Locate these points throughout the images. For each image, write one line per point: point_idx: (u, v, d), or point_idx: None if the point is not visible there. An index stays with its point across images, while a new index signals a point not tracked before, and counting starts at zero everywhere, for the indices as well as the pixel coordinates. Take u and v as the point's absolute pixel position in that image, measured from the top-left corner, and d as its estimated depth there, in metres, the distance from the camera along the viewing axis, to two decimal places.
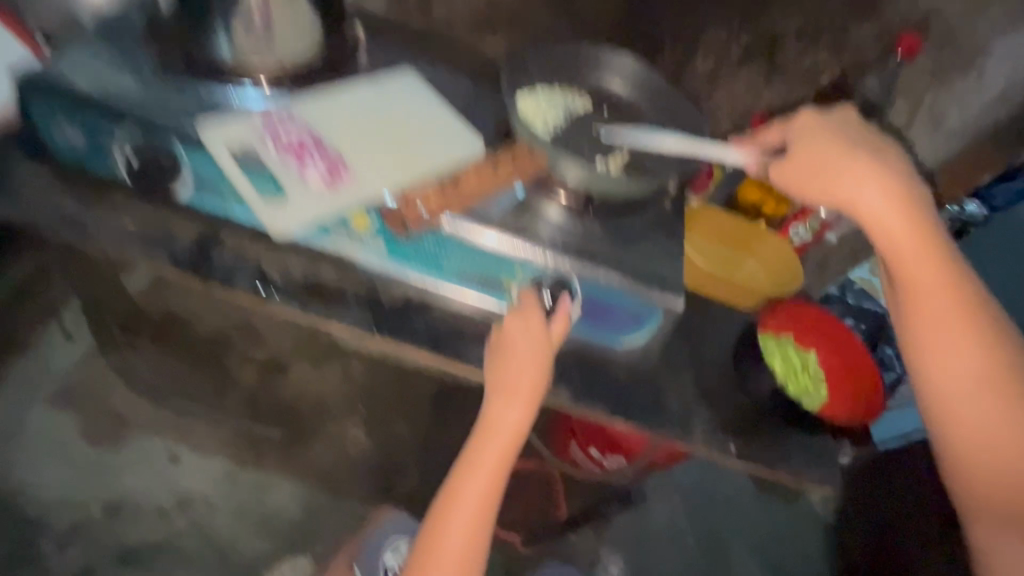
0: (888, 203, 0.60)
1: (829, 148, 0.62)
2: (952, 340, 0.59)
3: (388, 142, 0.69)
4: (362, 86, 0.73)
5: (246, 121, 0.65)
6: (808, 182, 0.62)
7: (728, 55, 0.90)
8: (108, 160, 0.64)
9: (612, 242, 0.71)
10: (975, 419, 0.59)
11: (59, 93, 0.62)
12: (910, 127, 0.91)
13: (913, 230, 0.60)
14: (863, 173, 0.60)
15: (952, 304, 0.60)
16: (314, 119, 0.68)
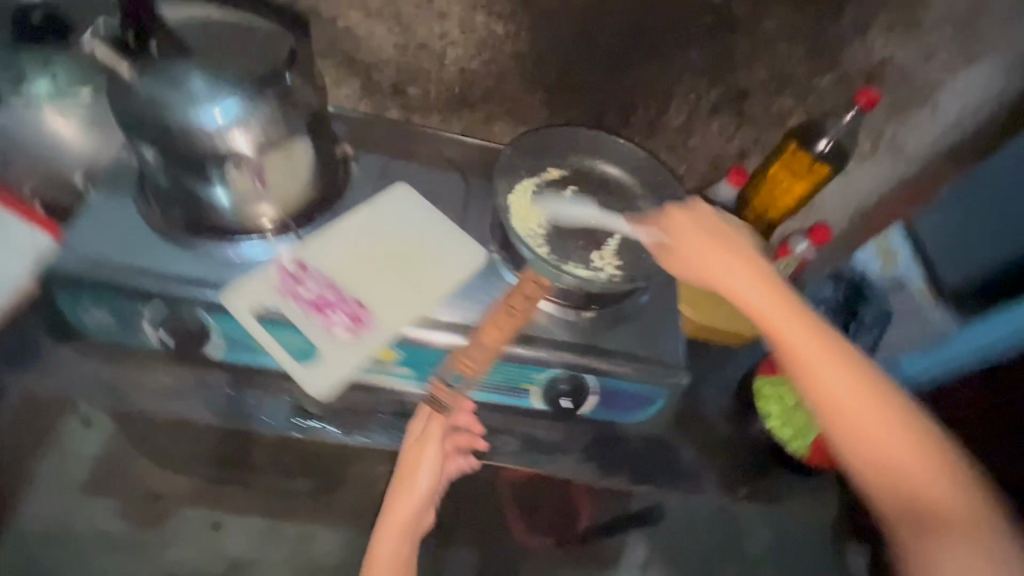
0: (747, 267, 0.64)
1: (697, 236, 0.68)
2: (825, 372, 0.59)
3: (398, 271, 0.72)
4: (362, 214, 0.75)
5: (263, 281, 0.67)
6: (689, 261, 0.67)
7: (699, 109, 0.93)
8: (137, 332, 0.67)
9: (617, 330, 0.76)
10: (876, 446, 0.57)
11: (79, 279, 0.64)
12: (873, 156, 0.95)
13: (761, 281, 0.64)
14: (735, 250, 0.66)
15: (812, 338, 0.60)
16: (325, 264, 0.70)
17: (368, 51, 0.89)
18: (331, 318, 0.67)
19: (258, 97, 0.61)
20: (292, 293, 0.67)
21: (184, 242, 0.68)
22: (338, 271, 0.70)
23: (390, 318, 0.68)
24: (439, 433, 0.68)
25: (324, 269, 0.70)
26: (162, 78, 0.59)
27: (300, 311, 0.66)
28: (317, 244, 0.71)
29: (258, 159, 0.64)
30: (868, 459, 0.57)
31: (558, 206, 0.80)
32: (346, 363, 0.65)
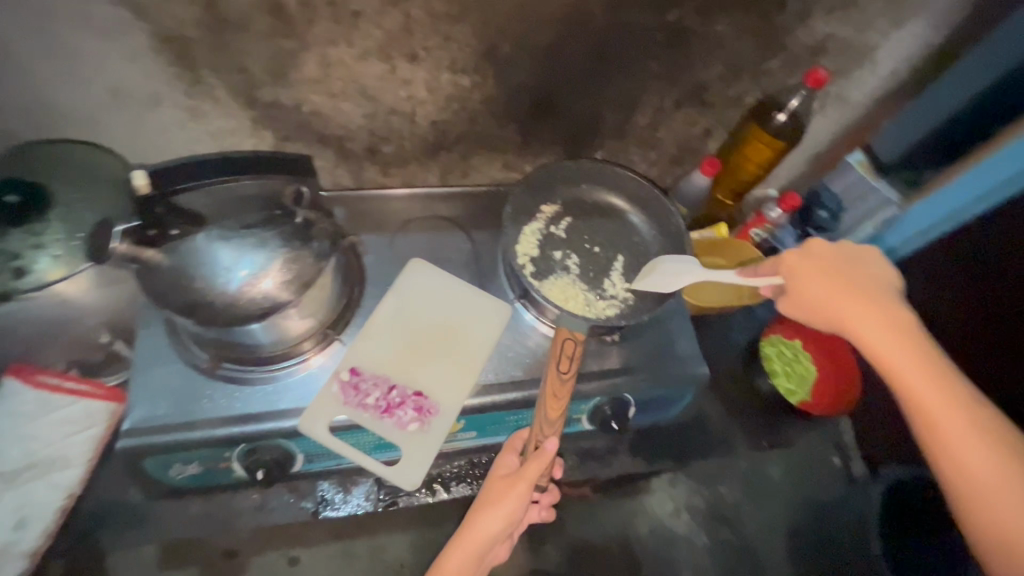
0: (884, 318, 0.64)
1: (824, 282, 0.68)
2: (941, 408, 0.60)
3: (441, 350, 0.78)
4: (390, 304, 0.80)
5: (328, 397, 0.72)
6: (801, 299, 0.68)
7: (663, 108, 0.97)
8: (224, 470, 0.72)
9: (640, 346, 0.84)
10: (1002, 496, 0.57)
11: (157, 448, 0.67)
12: (823, 112, 1.03)
13: (899, 331, 0.64)
14: (877, 299, 0.66)
15: (934, 381, 0.61)
16: (377, 364, 0.75)
17: (337, 126, 0.88)
18: (399, 414, 0.73)
19: (280, 243, 0.64)
20: (358, 402, 0.73)
21: (240, 380, 0.72)
22: (390, 368, 0.75)
23: (450, 397, 0.74)
24: (528, 480, 0.69)
25: (377, 370, 0.75)
26: (188, 255, 0.61)
27: (371, 417, 0.72)
28: (363, 348, 0.76)
29: (290, 299, 0.63)
30: (989, 502, 0.57)
31: (673, 271, 0.80)
32: (425, 451, 0.72)
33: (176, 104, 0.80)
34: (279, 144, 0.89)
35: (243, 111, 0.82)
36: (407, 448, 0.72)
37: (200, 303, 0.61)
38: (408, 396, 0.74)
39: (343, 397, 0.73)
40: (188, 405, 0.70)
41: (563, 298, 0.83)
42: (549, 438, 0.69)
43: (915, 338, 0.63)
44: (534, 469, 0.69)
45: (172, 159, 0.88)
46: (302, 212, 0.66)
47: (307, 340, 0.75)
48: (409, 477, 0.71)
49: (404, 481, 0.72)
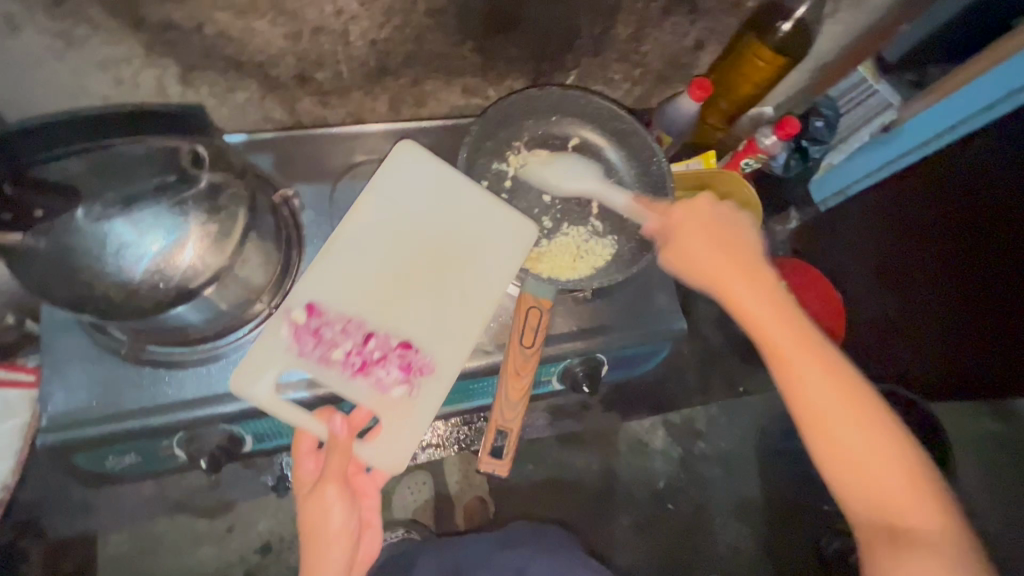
0: (755, 286, 0.59)
1: (705, 243, 0.61)
2: (806, 368, 0.55)
3: (428, 290, 0.69)
4: (365, 223, 0.69)
5: (280, 346, 0.65)
6: (679, 255, 0.62)
7: (649, 17, 0.81)
8: (166, 454, 0.70)
9: (615, 304, 0.77)
10: (862, 456, 0.54)
11: (86, 442, 0.63)
12: (835, 16, 0.87)
13: (758, 288, 0.59)
14: (745, 261, 0.60)
15: (800, 343, 0.56)
16: (346, 305, 0.67)
17: (253, 50, 0.71)
18: (378, 371, 0.67)
19: (188, 209, 0.55)
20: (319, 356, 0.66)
21: (169, 365, 0.65)
22: (368, 314, 0.67)
23: (441, 352, 0.67)
24: (503, 401, 0.67)
25: (349, 313, 0.67)
26: (72, 238, 0.51)
27: (338, 372, 0.66)
28: (330, 291, 0.67)
29: (217, 267, 0.56)
30: (849, 464, 0.54)
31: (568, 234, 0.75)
32: (406, 423, 0.67)
33: (41, 28, 0.63)
34: (186, 74, 0.73)
35: (131, 35, 0.66)
36: (381, 415, 0.66)
37: (93, 293, 0.52)
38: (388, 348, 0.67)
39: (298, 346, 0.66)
40: (114, 393, 0.64)
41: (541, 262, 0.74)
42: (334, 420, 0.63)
43: (766, 284, 0.59)
44: (338, 461, 0.64)
45: (59, 95, 0.73)
46: (207, 173, 0.55)
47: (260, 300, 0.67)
48: (395, 454, 0.66)
49: (382, 462, 0.67)
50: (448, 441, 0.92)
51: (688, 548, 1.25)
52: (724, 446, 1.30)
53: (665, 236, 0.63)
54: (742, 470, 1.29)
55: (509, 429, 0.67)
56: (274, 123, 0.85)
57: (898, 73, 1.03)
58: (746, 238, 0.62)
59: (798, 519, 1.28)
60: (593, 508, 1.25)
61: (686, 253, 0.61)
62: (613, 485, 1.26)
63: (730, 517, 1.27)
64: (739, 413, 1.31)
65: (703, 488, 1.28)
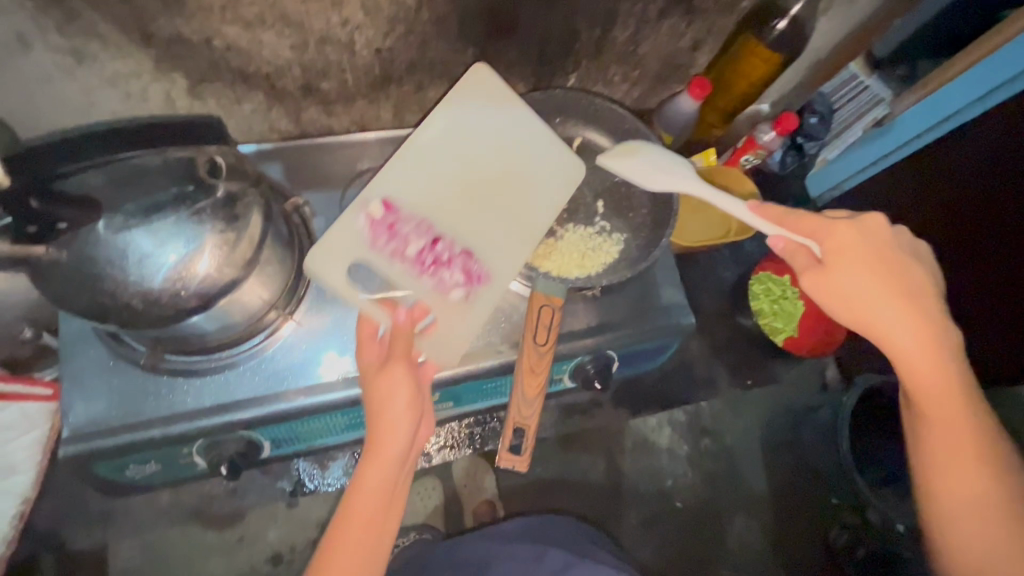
0: (923, 330, 0.56)
1: (868, 279, 0.57)
2: (952, 420, 0.56)
3: (491, 204, 0.71)
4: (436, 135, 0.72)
5: (357, 235, 0.66)
6: (832, 289, 0.58)
7: (646, 19, 0.82)
8: (185, 462, 0.70)
9: (623, 301, 0.78)
10: (985, 511, 0.56)
11: (107, 452, 0.64)
12: (827, 13, 0.89)
13: (929, 333, 0.56)
14: (923, 308, 0.57)
15: (949, 391, 0.56)
16: (417, 207, 0.69)
17: (260, 61, 0.73)
18: (442, 272, 0.68)
19: (204, 219, 0.55)
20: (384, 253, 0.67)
21: (186, 373, 0.66)
22: (436, 217, 0.69)
23: (499, 263, 0.69)
24: (517, 401, 0.67)
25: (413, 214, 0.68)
26: (93, 248, 0.52)
27: (403, 267, 0.67)
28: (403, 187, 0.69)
29: (234, 277, 0.57)
30: (971, 513, 0.56)
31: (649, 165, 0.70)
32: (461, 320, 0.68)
33: (52, 45, 0.64)
34: (194, 87, 0.74)
35: (140, 50, 0.68)
36: (438, 313, 0.66)
37: (114, 301, 0.54)
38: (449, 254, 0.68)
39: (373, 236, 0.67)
40: (133, 403, 0.65)
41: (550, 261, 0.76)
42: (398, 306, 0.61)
43: (938, 328, 0.56)
44: (403, 341, 0.61)
45: (69, 111, 0.74)
46: (222, 183, 0.56)
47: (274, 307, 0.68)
48: (449, 351, 0.66)
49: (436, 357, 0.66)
50: (460, 443, 0.93)
51: (699, 544, 1.26)
52: (731, 442, 1.31)
53: (818, 252, 0.59)
54: (749, 464, 1.30)
55: (527, 427, 0.68)
56: (279, 132, 0.86)
57: (891, 67, 1.05)
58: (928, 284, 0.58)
59: (807, 511, 1.29)
60: (603, 507, 1.25)
61: (841, 280, 0.57)
62: (623, 484, 1.27)
63: (740, 513, 1.28)
64: (745, 408, 1.32)
65: (711, 484, 1.29)
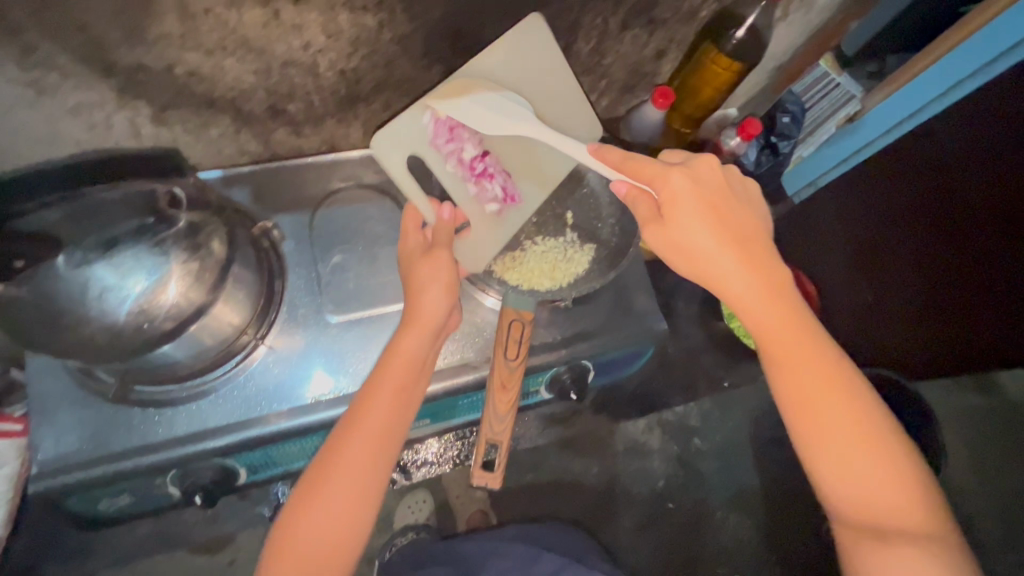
0: (752, 268, 0.57)
1: (703, 223, 0.57)
2: (796, 356, 0.57)
3: None
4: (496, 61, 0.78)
5: (419, 128, 0.70)
6: (675, 247, 0.58)
7: (608, 31, 0.84)
8: (160, 492, 0.70)
9: (596, 310, 0.79)
10: (840, 446, 0.55)
11: (78, 486, 0.63)
12: (786, 19, 0.91)
13: (759, 271, 0.58)
14: (751, 248, 0.58)
15: (785, 325, 0.57)
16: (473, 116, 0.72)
17: (224, 86, 0.73)
18: (485, 184, 0.72)
19: (167, 249, 0.55)
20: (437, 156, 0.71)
21: (157, 403, 0.66)
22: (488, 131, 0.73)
23: (531, 187, 0.75)
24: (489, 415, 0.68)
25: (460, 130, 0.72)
26: (53, 286, 0.52)
27: (454, 170, 0.71)
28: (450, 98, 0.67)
29: (200, 303, 0.58)
30: (828, 451, 0.55)
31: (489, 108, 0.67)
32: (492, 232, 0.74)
33: (12, 80, 0.64)
34: (159, 114, 0.74)
35: (102, 81, 0.67)
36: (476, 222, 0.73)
37: (77, 337, 0.53)
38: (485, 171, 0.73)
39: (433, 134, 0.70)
40: (104, 436, 0.64)
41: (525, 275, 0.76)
42: (441, 205, 0.64)
43: (767, 265, 0.58)
44: (445, 234, 0.66)
45: (34, 143, 0.73)
46: (184, 214, 0.57)
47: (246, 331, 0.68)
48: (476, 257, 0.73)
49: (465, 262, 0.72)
50: (443, 457, 0.93)
51: (693, 544, 1.26)
52: (718, 440, 1.32)
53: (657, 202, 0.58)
54: (737, 463, 1.31)
55: (499, 442, 0.69)
56: (250, 155, 0.86)
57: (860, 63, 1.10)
58: (757, 220, 0.60)
59: (797, 505, 1.30)
60: (595, 511, 1.25)
61: (679, 226, 0.57)
62: (613, 487, 1.27)
63: (730, 511, 1.29)
64: (730, 406, 1.34)
65: (701, 483, 1.30)
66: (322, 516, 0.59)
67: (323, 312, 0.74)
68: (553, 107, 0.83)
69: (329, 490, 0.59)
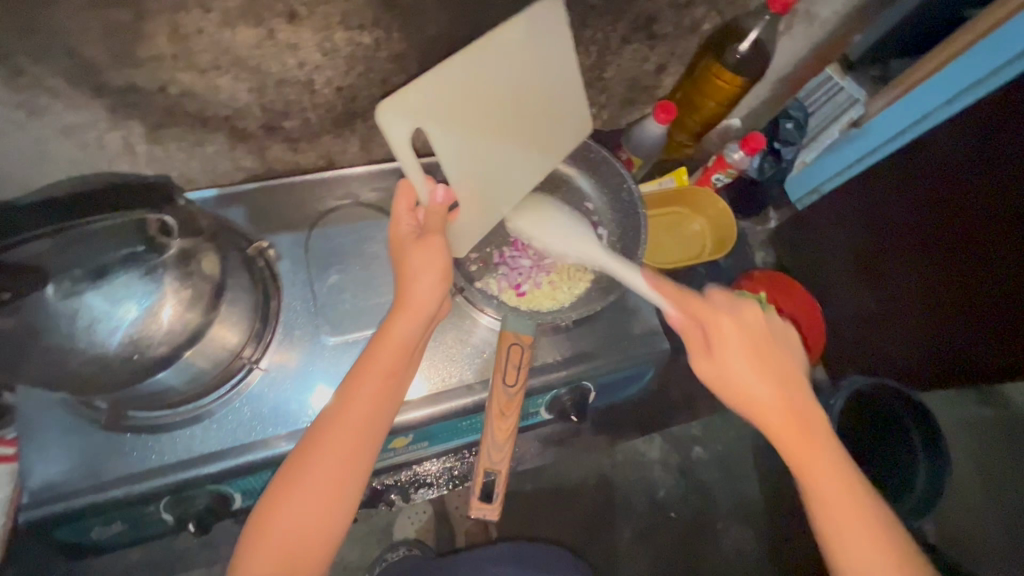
0: (795, 412, 0.57)
1: (726, 324, 0.59)
2: (807, 451, 0.56)
3: (529, 122, 0.70)
4: (515, 33, 0.62)
5: (423, 108, 0.59)
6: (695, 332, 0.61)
7: (609, 46, 0.83)
8: (153, 518, 0.69)
9: (596, 331, 0.78)
10: (856, 543, 0.54)
11: (70, 515, 0.62)
12: (789, 31, 0.90)
13: (773, 368, 0.58)
14: (766, 348, 0.59)
15: (794, 422, 0.57)
16: (479, 107, 0.64)
17: (218, 105, 0.72)
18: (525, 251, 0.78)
19: (161, 275, 0.55)
20: (450, 134, 0.63)
21: (151, 429, 0.65)
22: (487, 125, 0.66)
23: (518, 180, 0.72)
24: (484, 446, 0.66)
25: (472, 110, 0.63)
26: (41, 317, 0.51)
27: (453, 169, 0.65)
28: (508, 177, 0.71)
29: (194, 326, 0.58)
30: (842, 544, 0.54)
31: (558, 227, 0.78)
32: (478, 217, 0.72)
33: (1, 101, 0.63)
34: (153, 132, 0.73)
35: (94, 101, 0.66)
36: (467, 208, 0.69)
37: (66, 369, 0.53)
38: (481, 161, 0.68)
39: (431, 119, 0.61)
40: (95, 463, 0.63)
41: (527, 298, 0.75)
42: (437, 189, 0.62)
43: (780, 364, 0.58)
44: (438, 219, 0.63)
45: (27, 163, 0.72)
46: (176, 241, 0.55)
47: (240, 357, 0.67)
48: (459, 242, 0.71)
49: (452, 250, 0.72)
50: (442, 476, 0.93)
51: (694, 559, 1.24)
52: (719, 452, 1.31)
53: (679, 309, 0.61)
54: (739, 476, 1.30)
55: (497, 471, 0.67)
56: (246, 171, 0.85)
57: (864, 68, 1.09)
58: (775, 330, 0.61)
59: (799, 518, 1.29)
60: (594, 522, 1.24)
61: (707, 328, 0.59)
62: (613, 500, 1.26)
63: (731, 523, 1.27)
64: (731, 419, 1.32)
65: (702, 496, 1.28)
66: (302, 506, 0.57)
67: (319, 334, 0.73)
68: (554, 105, 0.72)
69: (298, 497, 0.57)
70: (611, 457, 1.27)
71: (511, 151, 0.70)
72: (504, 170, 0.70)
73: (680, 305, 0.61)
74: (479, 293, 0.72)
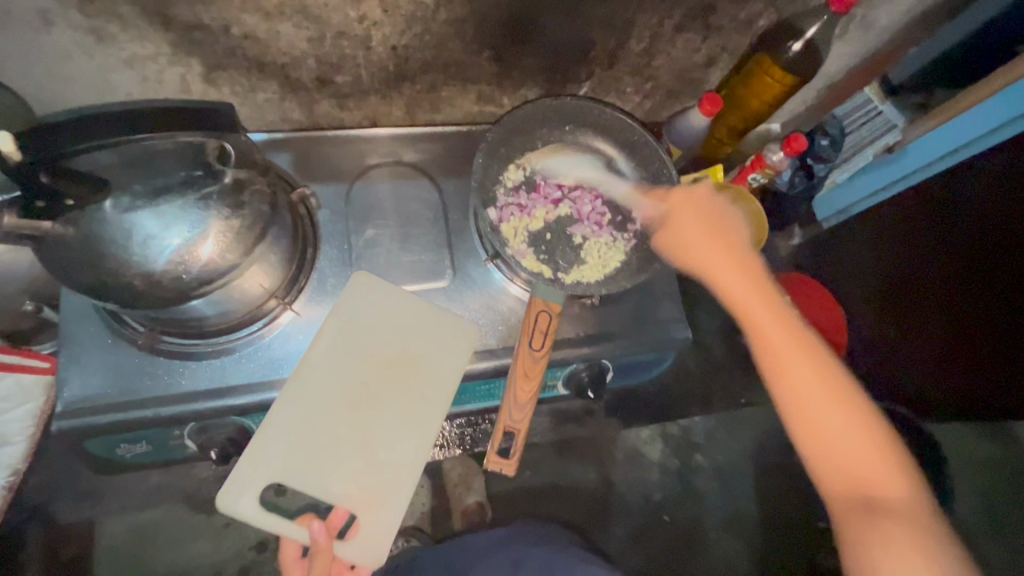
0: (746, 274, 0.63)
1: (693, 220, 0.66)
2: (760, 314, 0.61)
3: (395, 388, 0.72)
4: (331, 323, 0.71)
5: (253, 458, 0.67)
6: (664, 225, 0.68)
7: (662, 33, 0.83)
8: (176, 443, 0.71)
9: (621, 310, 0.79)
10: (814, 400, 0.57)
11: (99, 429, 0.64)
12: (844, 35, 0.89)
13: (722, 245, 0.64)
14: (722, 230, 0.66)
15: (749, 283, 0.63)
16: (343, 429, 0.70)
17: (276, 52, 0.73)
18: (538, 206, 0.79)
19: (211, 204, 0.56)
20: (320, 471, 0.69)
21: (184, 355, 0.67)
22: (343, 426, 0.70)
23: (406, 446, 0.70)
24: (507, 401, 0.70)
25: (321, 437, 0.69)
26: (99, 227, 0.54)
27: (332, 491, 0.69)
28: (401, 450, 0.70)
29: (234, 265, 0.57)
30: (803, 406, 0.57)
31: (568, 162, 0.81)
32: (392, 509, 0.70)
33: (73, 24, 0.65)
34: (210, 73, 0.75)
35: (159, 35, 0.68)
36: (364, 502, 0.69)
37: (117, 282, 0.55)
38: (364, 439, 0.70)
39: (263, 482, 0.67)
40: (129, 381, 0.65)
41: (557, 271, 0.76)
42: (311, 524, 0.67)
43: (729, 242, 0.65)
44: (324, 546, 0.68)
45: (86, 90, 0.75)
46: (230, 170, 0.57)
47: (273, 298, 0.68)
48: (376, 539, 0.70)
49: (365, 557, 0.70)
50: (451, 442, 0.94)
51: (682, 561, 1.25)
52: (719, 457, 1.31)
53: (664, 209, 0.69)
54: (737, 483, 1.30)
55: (517, 431, 0.70)
56: (291, 123, 0.86)
57: (904, 94, 1.06)
58: (724, 218, 0.67)
59: (793, 530, 1.29)
60: (587, 513, 1.25)
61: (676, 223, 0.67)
62: (608, 492, 1.26)
63: (724, 532, 1.28)
64: (737, 428, 1.32)
65: (697, 499, 1.28)
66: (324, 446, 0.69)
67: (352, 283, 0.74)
68: (426, 362, 0.72)
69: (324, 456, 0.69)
70: (610, 450, 1.28)
71: (394, 419, 0.71)
72: (392, 446, 0.70)
73: (662, 225, 0.69)
74: (512, 261, 0.73)
